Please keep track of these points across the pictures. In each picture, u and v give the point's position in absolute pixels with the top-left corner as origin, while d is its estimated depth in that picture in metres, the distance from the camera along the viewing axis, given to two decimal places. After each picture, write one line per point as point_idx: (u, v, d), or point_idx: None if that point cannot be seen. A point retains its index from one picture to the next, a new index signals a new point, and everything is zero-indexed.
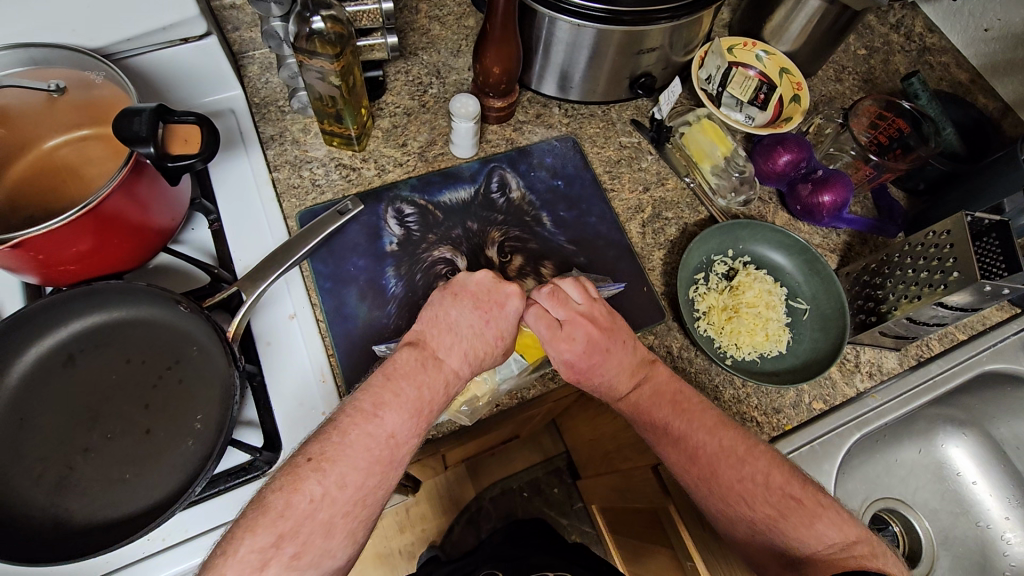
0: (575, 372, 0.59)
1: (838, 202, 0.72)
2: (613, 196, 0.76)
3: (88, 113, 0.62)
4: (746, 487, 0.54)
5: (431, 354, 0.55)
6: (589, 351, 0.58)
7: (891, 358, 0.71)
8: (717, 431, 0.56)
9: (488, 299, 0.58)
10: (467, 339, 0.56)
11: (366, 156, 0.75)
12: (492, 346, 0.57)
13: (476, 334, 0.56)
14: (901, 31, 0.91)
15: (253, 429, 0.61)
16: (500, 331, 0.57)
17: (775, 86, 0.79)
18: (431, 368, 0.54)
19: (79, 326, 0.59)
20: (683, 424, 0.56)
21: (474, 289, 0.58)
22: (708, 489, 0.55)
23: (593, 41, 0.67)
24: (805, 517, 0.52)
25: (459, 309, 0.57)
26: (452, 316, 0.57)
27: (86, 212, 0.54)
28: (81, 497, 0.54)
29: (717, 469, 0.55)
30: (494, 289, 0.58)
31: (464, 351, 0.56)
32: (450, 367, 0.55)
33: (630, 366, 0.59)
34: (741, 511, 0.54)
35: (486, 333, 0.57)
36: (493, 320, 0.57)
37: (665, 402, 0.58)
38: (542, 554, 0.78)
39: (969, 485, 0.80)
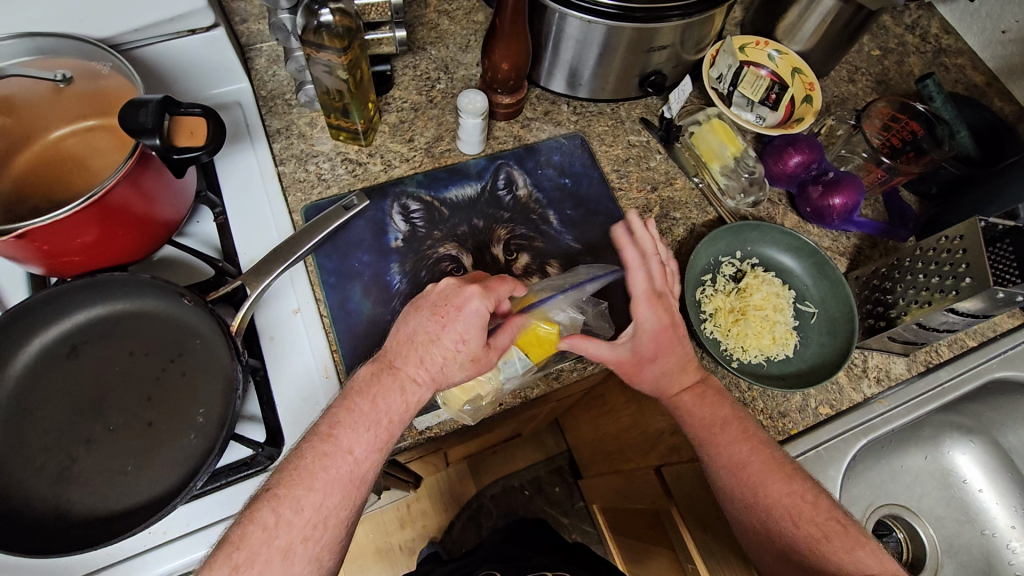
0: (631, 367, 0.59)
1: (849, 205, 0.71)
2: (621, 195, 0.75)
3: (93, 103, 0.62)
4: (780, 504, 0.54)
5: (387, 365, 0.54)
6: (651, 345, 0.59)
7: (899, 364, 0.71)
8: (757, 445, 0.57)
9: (445, 305, 0.54)
10: (427, 350, 0.53)
11: (373, 151, 0.74)
12: (454, 352, 0.53)
13: (431, 341, 0.53)
14: (916, 32, 0.90)
15: (256, 424, 0.60)
16: (461, 336, 0.53)
17: (786, 86, 0.78)
18: (386, 379, 0.53)
19: (83, 316, 0.59)
20: (732, 435, 0.57)
21: (434, 299, 0.55)
22: (745, 498, 0.55)
23: (603, 38, 0.67)
24: (848, 542, 0.52)
25: (418, 319, 0.54)
26: (410, 326, 0.54)
27: (92, 203, 0.54)
28: (83, 489, 0.54)
29: (758, 480, 0.55)
30: (451, 295, 0.54)
31: (432, 364, 0.53)
32: (410, 376, 0.53)
33: (683, 366, 0.60)
34: (776, 526, 0.54)
35: (440, 339, 0.53)
36: (451, 326, 0.53)
37: (711, 417, 0.58)
38: (544, 555, 0.77)
39: (975, 493, 0.79)
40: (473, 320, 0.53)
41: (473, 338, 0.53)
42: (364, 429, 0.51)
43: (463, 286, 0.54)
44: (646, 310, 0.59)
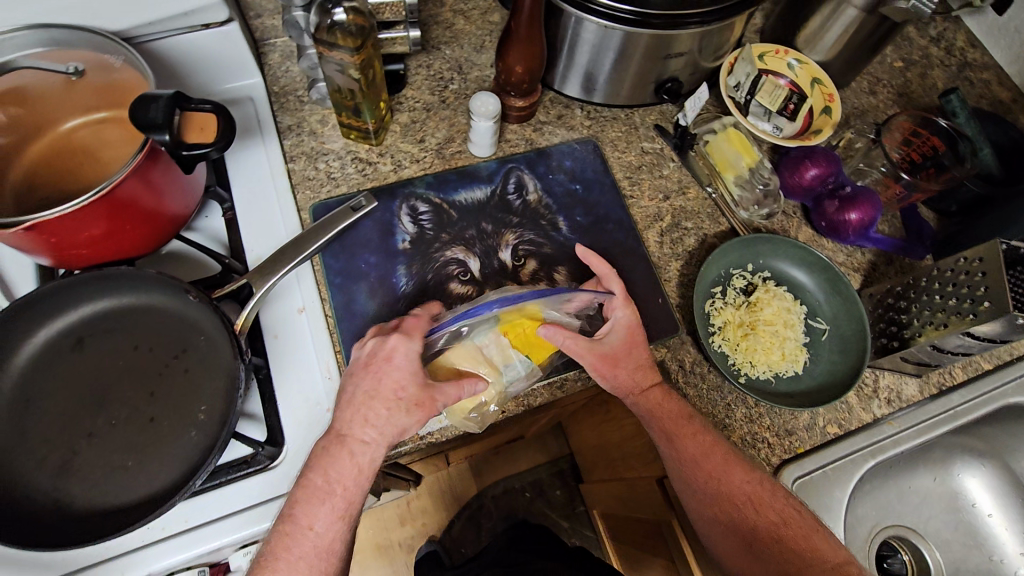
0: (605, 364, 0.59)
1: (865, 221, 0.70)
2: (632, 202, 0.74)
3: (106, 96, 0.62)
4: (733, 495, 0.57)
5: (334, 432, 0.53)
6: (614, 345, 0.60)
7: (912, 385, 0.69)
8: (711, 442, 0.59)
9: (373, 359, 0.55)
10: (366, 408, 0.53)
11: (383, 151, 0.74)
12: (397, 402, 0.53)
13: (370, 397, 0.53)
14: (941, 45, 0.88)
15: (257, 423, 0.60)
16: (399, 386, 0.53)
17: (806, 97, 0.77)
18: (334, 448, 0.52)
19: (89, 309, 0.59)
20: (686, 434, 0.59)
21: (364, 357, 0.55)
22: (707, 498, 0.58)
23: (620, 44, 0.65)
24: (802, 532, 0.56)
25: (354, 380, 0.54)
26: (349, 390, 0.54)
27: (101, 197, 0.53)
28: (83, 483, 0.54)
29: (720, 478, 0.58)
30: (375, 351, 0.55)
31: (372, 421, 0.52)
32: (356, 438, 0.52)
33: (642, 368, 0.61)
34: (735, 519, 0.57)
35: (379, 391, 0.53)
36: (387, 379, 0.53)
37: (663, 414, 0.59)
38: (544, 560, 0.76)
39: (984, 517, 0.78)
40: (405, 369, 0.54)
41: (412, 384, 0.53)
42: (342, 472, 0.51)
43: (385, 338, 0.55)
44: (618, 318, 0.61)
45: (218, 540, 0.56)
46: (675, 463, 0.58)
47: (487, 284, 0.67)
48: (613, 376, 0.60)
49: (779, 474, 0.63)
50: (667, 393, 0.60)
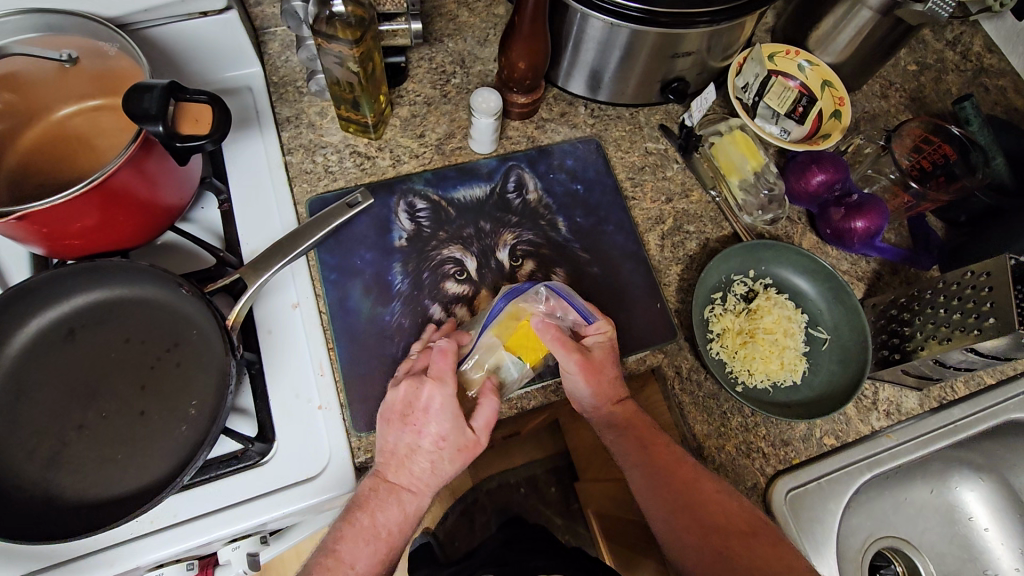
0: (590, 370, 0.58)
1: (872, 229, 0.68)
2: (634, 204, 0.73)
3: (102, 82, 0.61)
4: (703, 502, 0.56)
5: (383, 479, 0.55)
6: (598, 352, 0.59)
7: (912, 398, 0.67)
8: (679, 454, 0.59)
9: (411, 411, 0.55)
10: (412, 457, 0.54)
11: (382, 145, 0.73)
12: (441, 452, 0.55)
13: (414, 450, 0.54)
14: (957, 49, 0.86)
15: (248, 418, 0.60)
16: (441, 438, 0.54)
17: (815, 99, 0.75)
18: (384, 494, 0.54)
19: (81, 299, 0.59)
20: (655, 443, 0.59)
21: (400, 407, 0.55)
22: (677, 506, 0.56)
23: (625, 42, 0.64)
24: (771, 541, 0.54)
25: (396, 430, 0.55)
26: (392, 440, 0.55)
27: (92, 187, 0.53)
28: (72, 475, 0.53)
29: (690, 484, 0.57)
30: (412, 401, 0.55)
31: (420, 468, 0.55)
32: (404, 486, 0.55)
33: (615, 384, 0.60)
34: (706, 529, 0.55)
35: (421, 444, 0.54)
36: (428, 431, 0.54)
37: (635, 424, 0.60)
38: (539, 559, 0.74)
39: (980, 531, 0.77)
40: (444, 419, 0.54)
41: (453, 431, 0.54)
42: (388, 518, 0.53)
43: (418, 387, 0.55)
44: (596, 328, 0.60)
45: (207, 535, 0.55)
46: (640, 475, 0.58)
47: (483, 284, 0.66)
48: (595, 383, 0.59)
49: (773, 484, 0.63)
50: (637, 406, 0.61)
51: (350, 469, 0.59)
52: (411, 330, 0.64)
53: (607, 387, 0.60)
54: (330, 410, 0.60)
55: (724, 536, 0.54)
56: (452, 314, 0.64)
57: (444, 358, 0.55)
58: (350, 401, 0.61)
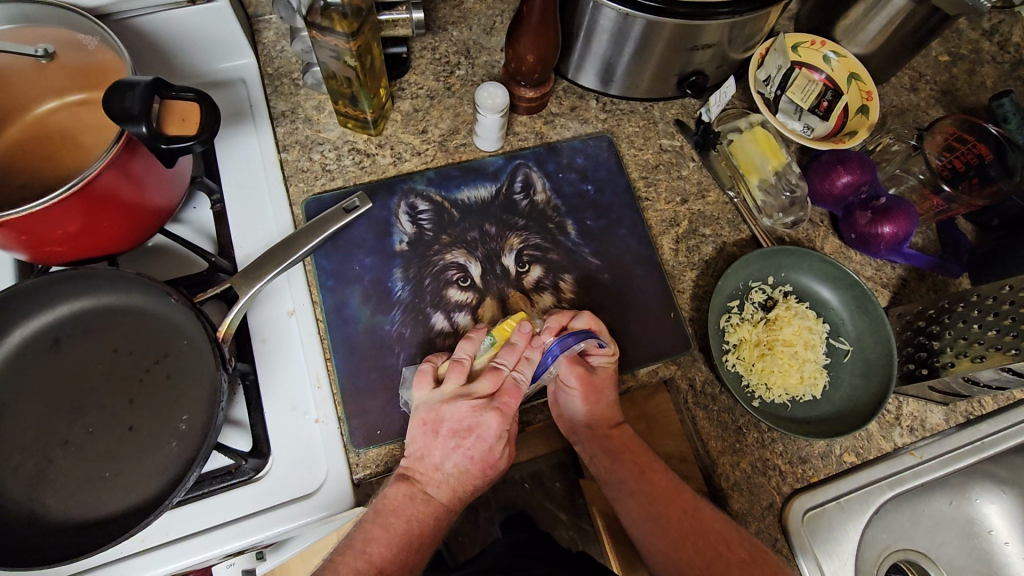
0: (590, 387, 0.58)
1: (900, 236, 0.64)
2: (647, 205, 0.69)
3: (82, 77, 0.57)
4: (706, 529, 0.54)
5: (419, 490, 0.53)
6: (602, 372, 0.59)
7: (937, 413, 0.64)
8: (676, 482, 0.57)
9: (465, 429, 0.53)
10: (456, 475, 0.54)
11: (382, 142, 0.69)
12: (483, 475, 0.55)
13: (463, 466, 0.54)
14: (993, 39, 0.80)
15: (242, 431, 0.57)
16: (488, 464, 0.54)
17: (841, 93, 0.71)
18: (418, 504, 0.52)
19: (65, 308, 0.56)
20: (652, 471, 0.57)
21: (454, 425, 0.53)
22: (674, 535, 0.54)
23: (641, 33, 0.60)
24: (772, 571, 0.52)
25: (443, 446, 0.53)
26: (437, 457, 0.53)
27: (74, 192, 0.49)
28: (58, 493, 0.51)
29: (691, 509, 0.55)
30: (471, 422, 0.53)
31: (463, 483, 0.54)
32: (438, 500, 0.53)
33: (610, 409, 0.59)
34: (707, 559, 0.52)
35: (470, 460, 0.54)
36: (479, 453, 0.54)
37: (630, 449, 0.58)
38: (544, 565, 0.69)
39: (1000, 545, 0.75)
40: (496, 446, 0.54)
41: (500, 457, 0.55)
42: (426, 517, 0.52)
43: (481, 411, 0.53)
44: (603, 348, 0.58)
45: (200, 554, 0.53)
46: (635, 504, 0.56)
47: (488, 292, 0.62)
48: (593, 402, 0.58)
49: (790, 504, 0.60)
50: (631, 432, 0.60)
51: (348, 485, 0.57)
52: (411, 340, 0.61)
53: (606, 406, 0.59)
54: (327, 424, 0.58)
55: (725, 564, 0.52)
56: (455, 323, 0.61)
57: (513, 393, 0.55)
58: (348, 414, 0.58)
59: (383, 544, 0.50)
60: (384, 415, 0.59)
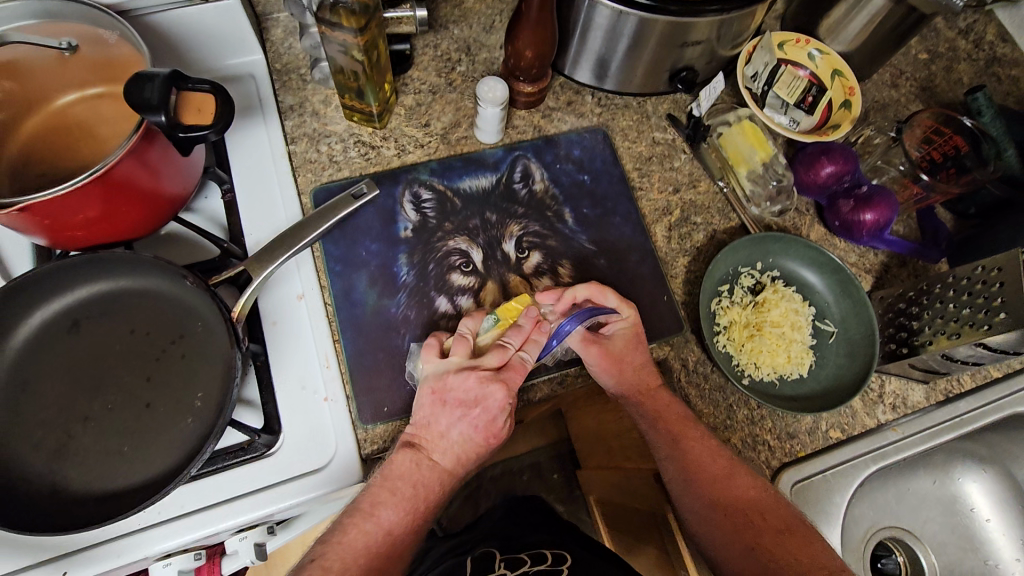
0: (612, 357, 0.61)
1: (881, 222, 0.68)
2: (641, 195, 0.72)
3: (102, 71, 0.60)
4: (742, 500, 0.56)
5: (426, 456, 0.55)
6: (620, 338, 0.62)
7: (918, 392, 0.68)
8: (714, 448, 0.59)
9: (472, 400, 0.56)
10: (460, 443, 0.56)
11: (387, 134, 0.72)
12: (485, 445, 0.57)
13: (468, 435, 0.56)
14: (969, 38, 0.84)
15: (254, 410, 0.59)
16: (491, 434, 0.57)
17: (825, 89, 0.74)
18: (424, 470, 0.55)
19: (84, 291, 0.58)
20: (698, 442, 0.59)
21: (461, 395, 0.56)
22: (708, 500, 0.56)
23: (634, 30, 0.63)
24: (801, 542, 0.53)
25: (449, 416, 0.56)
26: (443, 425, 0.55)
27: (95, 178, 0.52)
28: (78, 467, 0.53)
29: (731, 479, 0.57)
30: (478, 393, 0.56)
31: (466, 450, 0.57)
32: (442, 466, 0.56)
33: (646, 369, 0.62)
34: (741, 524, 0.54)
35: (475, 430, 0.56)
36: (484, 423, 0.56)
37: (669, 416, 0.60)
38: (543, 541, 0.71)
39: (982, 522, 0.78)
40: (500, 417, 0.57)
41: (502, 427, 0.58)
42: (431, 484, 0.55)
43: (488, 382, 0.56)
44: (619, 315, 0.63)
45: (214, 526, 0.56)
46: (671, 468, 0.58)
47: (489, 276, 0.65)
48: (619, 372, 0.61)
49: (778, 477, 0.63)
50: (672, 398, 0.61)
51: (356, 460, 0.59)
52: (417, 322, 0.63)
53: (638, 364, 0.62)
54: (336, 402, 0.60)
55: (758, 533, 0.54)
56: (458, 306, 0.64)
57: (519, 368, 0.57)
58: (356, 392, 0.61)
59: (391, 506, 0.53)
60: (391, 393, 0.61)
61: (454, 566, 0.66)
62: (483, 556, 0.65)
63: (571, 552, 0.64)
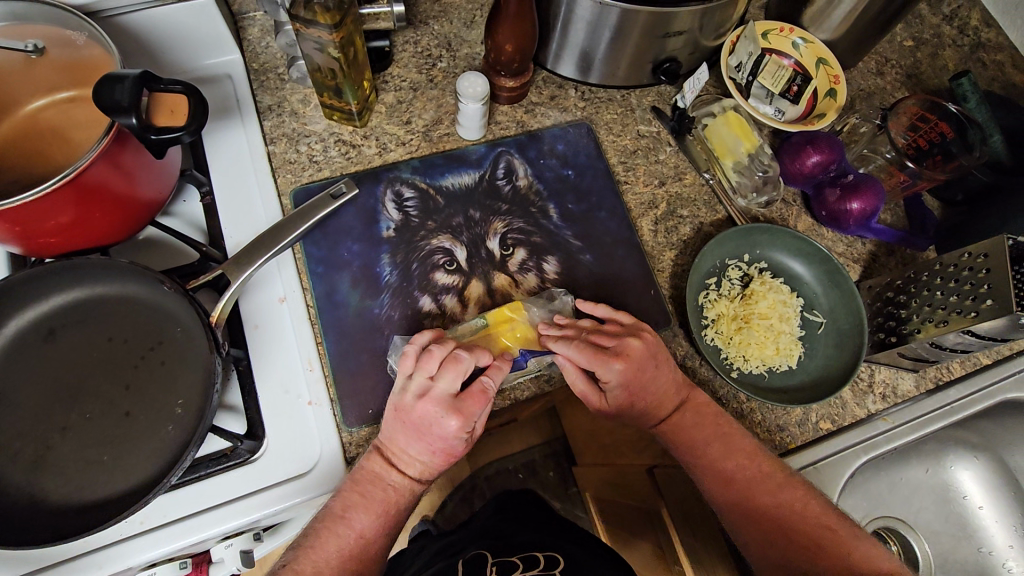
0: (633, 376, 0.56)
1: (868, 211, 0.67)
2: (627, 188, 0.72)
3: (72, 74, 0.59)
4: (782, 515, 0.54)
5: (391, 466, 0.54)
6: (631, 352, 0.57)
7: (908, 380, 0.67)
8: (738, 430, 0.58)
9: (426, 427, 0.52)
10: (421, 460, 0.54)
11: (367, 133, 0.71)
12: (445, 462, 0.55)
13: (424, 455, 0.54)
14: (954, 23, 0.84)
15: (236, 415, 0.58)
16: (450, 454, 0.54)
17: (810, 78, 0.73)
18: (385, 473, 0.53)
19: (60, 298, 0.57)
20: (722, 457, 0.57)
21: (417, 420, 0.52)
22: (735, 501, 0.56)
23: (614, 21, 0.62)
24: (842, 543, 0.52)
25: (408, 436, 0.53)
26: (403, 443, 0.53)
27: (66, 183, 0.51)
28: (57, 478, 0.52)
29: (767, 493, 0.55)
30: (432, 421, 0.52)
31: (429, 467, 0.54)
32: (406, 479, 0.54)
33: (675, 385, 0.59)
34: (782, 544, 0.53)
35: (430, 452, 0.53)
36: (439, 447, 0.53)
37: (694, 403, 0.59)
38: (537, 535, 0.70)
39: (976, 510, 0.78)
40: (456, 442, 0.53)
41: (460, 447, 0.54)
42: (396, 494, 0.53)
43: (441, 414, 0.52)
44: (617, 348, 0.57)
45: (197, 535, 0.55)
46: (710, 479, 0.57)
47: (474, 275, 0.64)
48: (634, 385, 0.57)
49: None
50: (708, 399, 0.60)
51: (341, 464, 0.58)
52: (401, 322, 0.62)
53: (666, 381, 0.58)
54: (321, 406, 0.59)
55: (799, 551, 0.52)
56: (441, 305, 0.63)
57: (478, 398, 0.53)
58: (340, 395, 0.60)
59: (361, 509, 0.52)
60: (375, 395, 0.60)
61: (446, 567, 0.66)
62: (474, 559, 0.64)
63: (563, 552, 0.63)
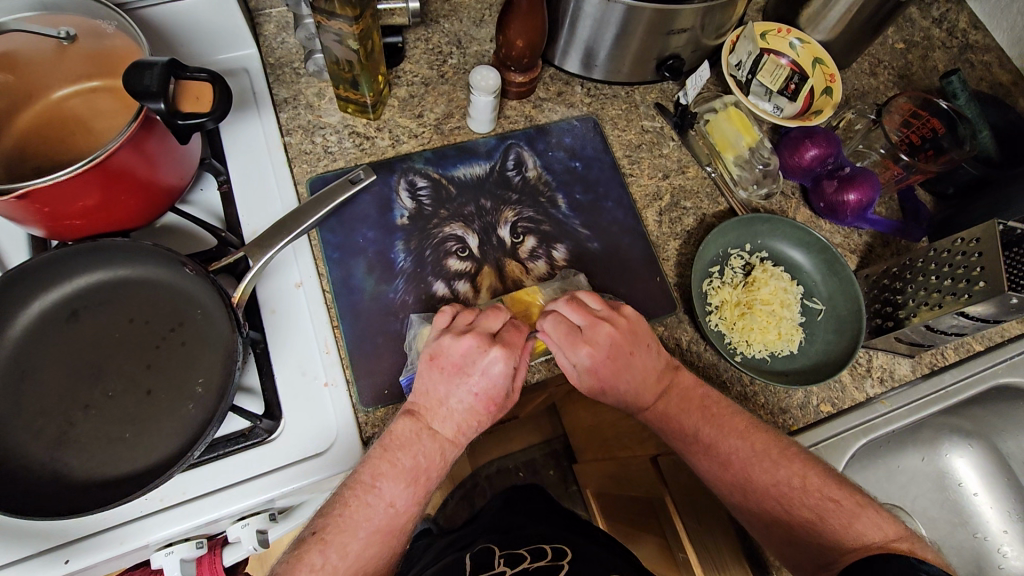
0: (614, 359, 0.58)
1: (864, 202, 0.70)
2: (632, 181, 0.74)
3: (98, 63, 0.61)
4: (783, 491, 0.55)
5: (427, 425, 0.55)
6: (602, 338, 0.57)
7: (904, 365, 0.70)
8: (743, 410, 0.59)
9: (467, 365, 0.55)
10: (460, 411, 0.56)
11: (381, 125, 0.73)
12: (485, 414, 0.57)
13: (464, 405, 0.56)
14: (943, 26, 0.87)
15: (254, 397, 0.59)
16: (492, 399, 0.56)
17: (807, 77, 0.76)
18: (422, 437, 0.55)
19: (83, 280, 0.58)
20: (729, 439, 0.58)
21: (458, 359, 0.55)
22: (737, 486, 0.57)
23: (621, 19, 0.65)
24: (845, 517, 0.53)
25: (448, 382, 0.55)
26: (443, 392, 0.55)
27: (94, 166, 0.52)
28: (80, 454, 0.53)
29: (773, 477, 0.56)
30: (474, 358, 0.55)
31: (467, 418, 0.56)
32: (445, 436, 0.56)
33: (657, 371, 0.60)
34: (788, 520, 0.55)
35: (472, 397, 0.56)
36: (484, 388, 0.55)
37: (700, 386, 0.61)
38: (545, 523, 0.71)
39: (970, 497, 0.80)
40: (501, 381, 0.56)
41: (502, 394, 0.56)
42: (429, 457, 0.54)
43: (487, 346, 0.55)
44: (597, 328, 0.58)
45: (216, 512, 0.56)
46: (709, 463, 0.58)
47: (486, 261, 0.66)
48: (617, 369, 0.58)
49: None
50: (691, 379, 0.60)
51: (358, 445, 0.59)
52: (415, 306, 0.64)
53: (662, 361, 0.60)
54: (337, 387, 0.61)
55: (807, 531, 0.54)
56: (454, 290, 0.65)
57: (515, 331, 0.58)
58: (356, 376, 0.61)
59: (392, 478, 0.53)
60: (391, 376, 0.62)
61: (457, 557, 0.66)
62: (482, 552, 0.66)
63: (572, 543, 0.64)
